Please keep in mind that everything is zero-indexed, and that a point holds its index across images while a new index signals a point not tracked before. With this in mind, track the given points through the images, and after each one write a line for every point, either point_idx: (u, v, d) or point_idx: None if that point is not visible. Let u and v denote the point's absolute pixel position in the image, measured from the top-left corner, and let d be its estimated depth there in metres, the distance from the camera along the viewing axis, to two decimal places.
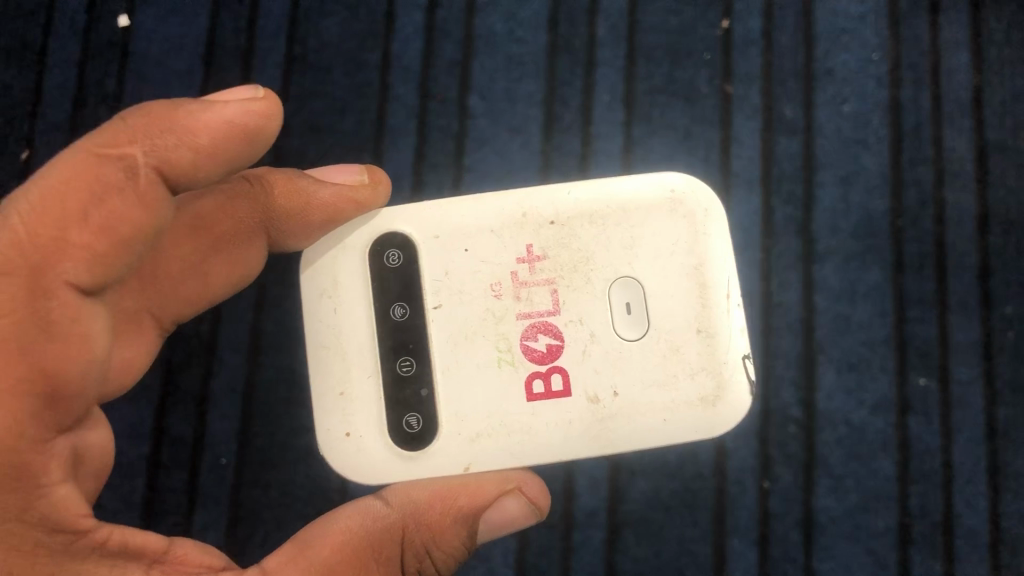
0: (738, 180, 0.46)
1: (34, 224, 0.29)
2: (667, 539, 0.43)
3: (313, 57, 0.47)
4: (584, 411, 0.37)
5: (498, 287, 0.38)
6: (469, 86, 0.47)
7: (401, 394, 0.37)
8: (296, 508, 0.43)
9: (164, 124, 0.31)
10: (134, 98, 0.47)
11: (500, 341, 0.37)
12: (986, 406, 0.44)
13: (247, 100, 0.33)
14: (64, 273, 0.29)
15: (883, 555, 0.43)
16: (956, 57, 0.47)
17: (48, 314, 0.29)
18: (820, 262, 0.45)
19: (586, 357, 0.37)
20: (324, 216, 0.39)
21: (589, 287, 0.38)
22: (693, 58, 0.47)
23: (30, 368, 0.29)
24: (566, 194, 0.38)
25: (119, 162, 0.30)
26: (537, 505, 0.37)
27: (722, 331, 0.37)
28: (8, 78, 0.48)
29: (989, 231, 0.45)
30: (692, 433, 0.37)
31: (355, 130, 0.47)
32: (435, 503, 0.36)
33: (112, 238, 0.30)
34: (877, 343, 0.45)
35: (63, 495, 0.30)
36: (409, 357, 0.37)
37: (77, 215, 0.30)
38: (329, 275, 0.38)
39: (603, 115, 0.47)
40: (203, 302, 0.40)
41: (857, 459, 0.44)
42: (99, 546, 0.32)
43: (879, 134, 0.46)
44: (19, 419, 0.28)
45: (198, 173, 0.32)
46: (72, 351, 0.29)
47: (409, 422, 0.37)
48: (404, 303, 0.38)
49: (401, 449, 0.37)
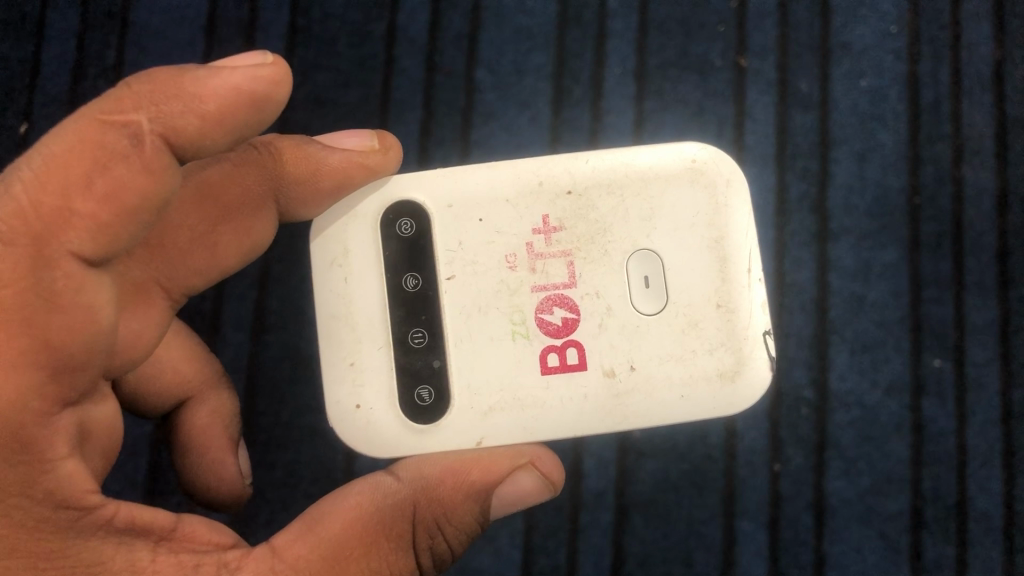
0: (752, 156, 0.45)
1: (37, 192, 0.27)
2: (676, 521, 0.43)
3: (318, 28, 0.46)
4: (599, 386, 0.35)
5: (513, 259, 0.36)
6: (476, 59, 0.46)
7: (413, 366, 0.36)
8: (301, 488, 0.43)
9: (170, 90, 0.29)
10: (133, 70, 0.46)
11: (514, 313, 0.36)
12: (1002, 388, 0.43)
13: (257, 64, 0.31)
14: (68, 243, 0.27)
15: (894, 539, 0.42)
16: (977, 31, 0.46)
17: (52, 285, 0.27)
18: (834, 240, 0.44)
19: (602, 331, 0.36)
20: (334, 181, 0.37)
21: (606, 259, 0.36)
22: (706, 31, 0.46)
23: (33, 340, 0.27)
24: (583, 161, 0.37)
25: (124, 128, 0.28)
26: (551, 480, 0.35)
27: (742, 305, 0.36)
28: (6, 49, 0.47)
29: (1007, 209, 0.44)
30: (710, 410, 0.35)
31: (360, 104, 0.46)
32: (447, 478, 0.33)
33: (117, 208, 0.28)
34: (891, 323, 0.44)
35: (67, 472, 0.28)
36: (421, 329, 0.36)
37: (82, 182, 0.27)
38: (340, 244, 0.36)
39: (614, 88, 0.46)
40: (212, 273, 0.38)
41: (869, 442, 0.43)
42: (105, 523, 0.29)
43: (896, 110, 0.45)
44: (23, 392, 0.27)
45: (206, 142, 0.30)
46: (77, 324, 0.27)
47: (421, 395, 0.35)
48: (417, 274, 0.36)
49: (412, 423, 0.35)
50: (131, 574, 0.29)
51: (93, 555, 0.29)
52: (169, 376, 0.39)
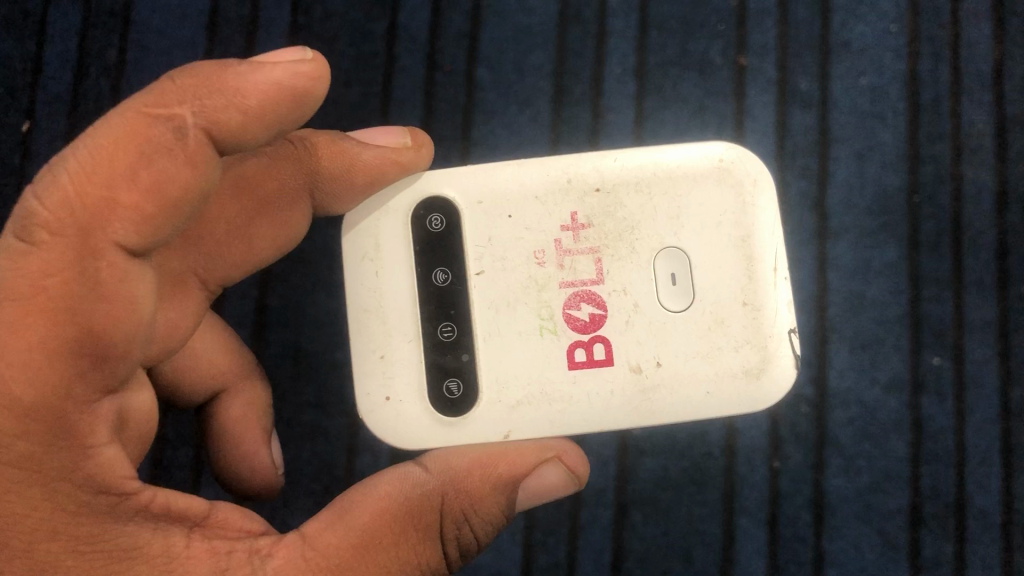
0: (752, 155, 0.45)
1: (84, 182, 0.28)
2: (676, 518, 0.43)
3: (319, 27, 0.46)
4: (626, 381, 0.35)
5: (542, 255, 0.36)
6: (476, 58, 0.46)
7: (442, 359, 0.36)
8: (303, 485, 0.43)
9: (214, 85, 0.29)
10: (136, 69, 0.46)
11: (542, 309, 0.36)
12: (1001, 386, 0.43)
13: (297, 59, 0.31)
14: (113, 233, 0.28)
15: (893, 536, 0.43)
16: (977, 29, 0.46)
17: (97, 275, 0.27)
18: (834, 239, 0.45)
19: (629, 327, 0.36)
20: (368, 178, 0.37)
21: (634, 256, 0.36)
22: (707, 29, 0.46)
23: (79, 329, 0.27)
24: (612, 160, 0.37)
25: (168, 122, 0.29)
26: (577, 474, 0.35)
27: (767, 303, 0.36)
28: (8, 47, 0.47)
29: (1007, 208, 0.45)
30: (734, 407, 0.35)
31: (361, 103, 0.46)
32: (475, 471, 0.33)
33: (161, 199, 0.28)
34: (890, 321, 0.44)
35: (110, 457, 0.28)
36: (451, 323, 0.36)
37: (125, 174, 0.28)
38: (372, 238, 0.37)
39: (615, 87, 0.46)
40: (248, 265, 0.38)
41: (869, 439, 0.43)
42: (142, 510, 0.29)
43: (895, 108, 0.45)
44: (65, 378, 0.27)
45: (248, 137, 0.30)
46: (120, 312, 0.28)
47: (450, 388, 0.36)
48: (446, 269, 0.36)
49: (441, 415, 0.36)
50: (167, 559, 0.29)
51: (131, 540, 0.29)
52: (204, 366, 0.39)
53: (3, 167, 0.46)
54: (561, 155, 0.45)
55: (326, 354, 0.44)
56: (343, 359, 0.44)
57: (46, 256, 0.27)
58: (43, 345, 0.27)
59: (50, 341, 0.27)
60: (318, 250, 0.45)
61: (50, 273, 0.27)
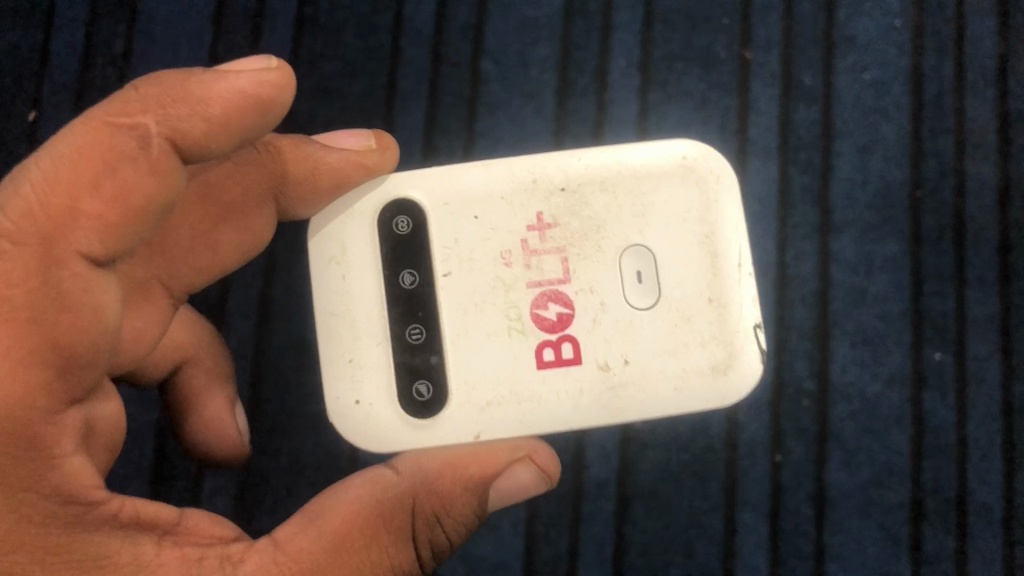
0: (755, 149, 0.45)
1: (46, 192, 0.28)
2: (678, 511, 0.43)
3: (324, 19, 0.47)
4: (594, 380, 0.35)
5: (508, 256, 0.36)
6: (481, 50, 0.46)
7: (411, 361, 0.36)
8: (305, 476, 0.43)
9: (177, 94, 0.30)
10: (142, 60, 0.47)
11: (510, 309, 0.36)
12: (1003, 381, 0.43)
13: (261, 68, 0.31)
14: (75, 243, 0.28)
15: (894, 530, 0.43)
16: (982, 25, 0.46)
17: (59, 285, 0.27)
18: (837, 233, 0.45)
19: (596, 326, 0.36)
20: (332, 181, 0.37)
21: (601, 255, 0.36)
22: (711, 23, 0.46)
23: (41, 339, 0.27)
24: (576, 159, 0.37)
25: (131, 131, 0.29)
26: (548, 473, 0.36)
27: (734, 299, 0.36)
28: (15, 38, 0.47)
29: (1009, 203, 0.45)
30: (702, 403, 0.36)
31: (365, 95, 0.46)
32: (446, 472, 0.34)
33: (124, 209, 0.29)
34: (893, 316, 0.44)
35: (75, 467, 0.28)
36: (418, 325, 0.36)
37: (88, 183, 0.28)
38: (337, 241, 0.36)
39: (619, 80, 0.46)
40: (214, 271, 0.38)
41: (871, 434, 0.43)
42: (110, 518, 0.29)
43: (899, 103, 0.45)
44: (29, 388, 0.27)
45: (211, 146, 0.31)
46: (85, 322, 0.28)
47: (420, 390, 0.36)
48: (413, 271, 0.36)
49: (411, 417, 0.36)
50: (137, 567, 0.29)
51: (99, 549, 0.29)
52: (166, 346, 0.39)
53: (9, 156, 0.46)
54: (566, 147, 0.45)
55: None
56: None
57: (10, 266, 0.27)
58: (10, 355, 0.27)
59: (16, 350, 0.27)
60: None
61: (14, 284, 0.27)
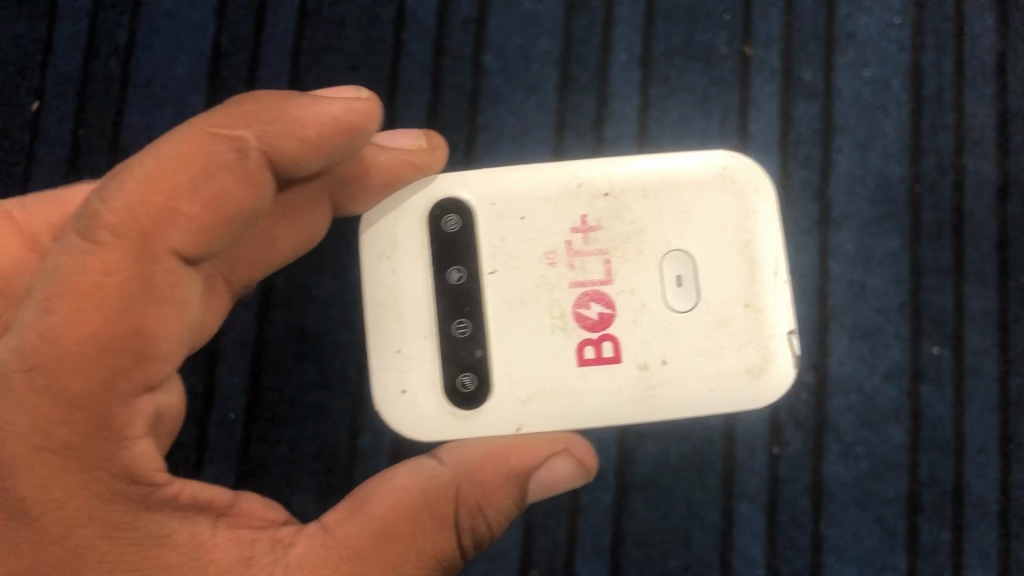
0: (755, 144, 0.45)
1: (146, 189, 0.28)
2: (676, 502, 0.43)
3: (327, 11, 0.47)
4: (633, 379, 0.36)
5: (553, 256, 0.37)
6: (483, 44, 0.46)
7: (457, 355, 0.36)
8: (304, 465, 0.43)
9: (275, 113, 0.31)
10: (145, 51, 0.47)
11: (552, 308, 0.36)
12: (1001, 375, 0.44)
13: (352, 98, 0.33)
14: (170, 240, 0.28)
15: (891, 523, 0.43)
16: (981, 23, 0.46)
17: (153, 277, 0.28)
18: (836, 228, 0.45)
19: (636, 326, 0.36)
20: (385, 178, 0.37)
21: (642, 258, 0.37)
22: (712, 19, 0.46)
23: (128, 329, 0.27)
24: (621, 165, 0.37)
25: (230, 142, 0.30)
26: (585, 466, 0.36)
27: (769, 306, 0.36)
28: (19, 28, 0.47)
29: (1007, 199, 0.45)
30: (735, 405, 0.36)
31: (368, 87, 0.46)
32: (488, 463, 0.34)
33: (217, 214, 0.29)
34: (891, 311, 0.44)
35: (140, 451, 0.29)
36: (465, 320, 0.36)
37: (187, 186, 0.29)
38: (389, 238, 0.37)
39: (620, 75, 0.46)
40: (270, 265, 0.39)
41: (869, 427, 0.43)
42: (171, 500, 0.30)
43: (898, 99, 0.46)
44: (114, 370, 0.27)
45: (302, 164, 0.32)
46: (168, 315, 0.29)
47: (464, 382, 0.36)
48: (461, 267, 0.37)
49: (456, 408, 0.36)
50: (196, 546, 0.30)
51: (159, 528, 0.29)
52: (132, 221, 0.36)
53: (12, 145, 0.46)
54: (566, 141, 0.45)
55: (329, 335, 0.44)
56: (349, 340, 0.44)
57: (105, 257, 0.28)
58: (94, 338, 0.27)
59: (101, 334, 0.27)
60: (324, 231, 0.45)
61: (108, 273, 0.27)
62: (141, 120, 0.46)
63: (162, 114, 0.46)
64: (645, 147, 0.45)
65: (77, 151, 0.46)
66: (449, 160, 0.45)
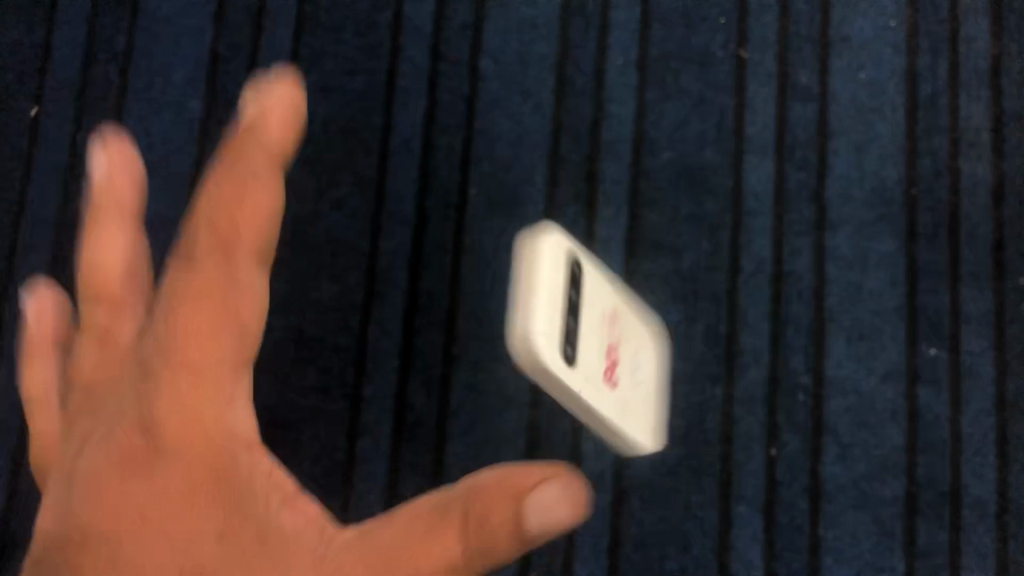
0: (751, 147, 0.46)
1: (214, 225, 0.31)
2: (674, 504, 0.43)
3: (325, 17, 0.47)
4: (614, 407, 0.37)
5: (610, 298, 0.37)
6: (480, 48, 0.47)
7: (572, 324, 0.33)
8: (303, 468, 0.43)
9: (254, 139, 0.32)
10: (144, 56, 0.47)
11: (603, 318, 0.36)
12: (998, 377, 0.44)
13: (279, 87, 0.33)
14: (245, 248, 0.31)
15: (889, 525, 0.43)
16: (975, 27, 0.47)
17: (239, 281, 0.30)
18: (832, 230, 0.45)
19: (626, 367, 0.38)
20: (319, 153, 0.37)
21: (633, 327, 0.40)
22: (708, 23, 0.47)
23: (226, 318, 0.29)
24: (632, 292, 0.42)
25: (245, 164, 0.32)
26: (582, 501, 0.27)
27: (661, 386, 0.42)
28: (18, 35, 0.48)
29: (1004, 201, 0.45)
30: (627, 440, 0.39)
31: (366, 91, 0.46)
32: (488, 495, 0.26)
33: (269, 211, 0.31)
34: (887, 312, 0.44)
35: (238, 420, 0.29)
36: (575, 296, 0.34)
37: (234, 207, 0.31)
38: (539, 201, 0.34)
39: (616, 78, 0.46)
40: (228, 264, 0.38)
41: (866, 428, 0.43)
42: (259, 462, 0.29)
43: (893, 102, 0.46)
44: (234, 348, 0.29)
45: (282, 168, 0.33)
46: (256, 305, 0.30)
47: (569, 349, 0.33)
48: (581, 259, 0.35)
49: (555, 373, 0.32)
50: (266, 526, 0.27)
51: (250, 484, 0.28)
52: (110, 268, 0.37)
53: (10, 151, 0.46)
54: (563, 145, 0.46)
55: (328, 339, 0.44)
56: (347, 343, 0.44)
57: (196, 288, 0.30)
58: (204, 340, 0.29)
59: (204, 334, 0.29)
60: (322, 236, 0.45)
61: (197, 294, 0.30)
62: (139, 124, 0.46)
63: (161, 118, 0.46)
64: (641, 150, 0.46)
65: (76, 156, 0.46)
66: (446, 164, 0.46)
